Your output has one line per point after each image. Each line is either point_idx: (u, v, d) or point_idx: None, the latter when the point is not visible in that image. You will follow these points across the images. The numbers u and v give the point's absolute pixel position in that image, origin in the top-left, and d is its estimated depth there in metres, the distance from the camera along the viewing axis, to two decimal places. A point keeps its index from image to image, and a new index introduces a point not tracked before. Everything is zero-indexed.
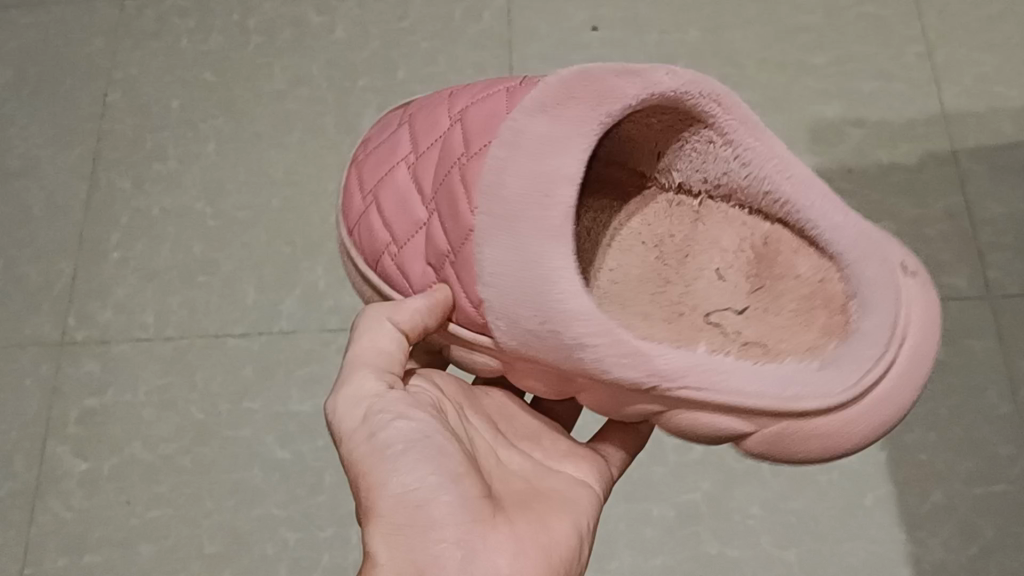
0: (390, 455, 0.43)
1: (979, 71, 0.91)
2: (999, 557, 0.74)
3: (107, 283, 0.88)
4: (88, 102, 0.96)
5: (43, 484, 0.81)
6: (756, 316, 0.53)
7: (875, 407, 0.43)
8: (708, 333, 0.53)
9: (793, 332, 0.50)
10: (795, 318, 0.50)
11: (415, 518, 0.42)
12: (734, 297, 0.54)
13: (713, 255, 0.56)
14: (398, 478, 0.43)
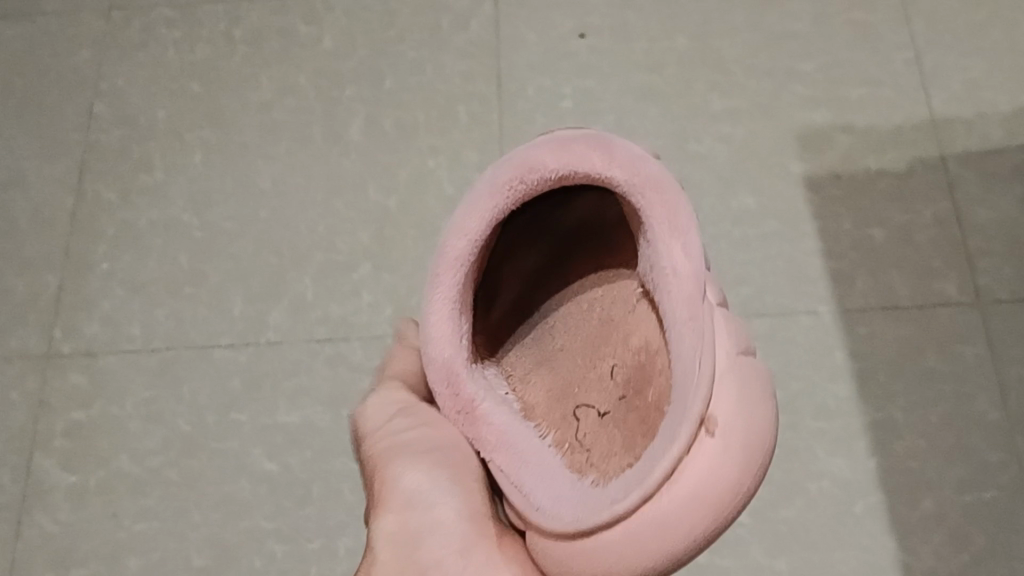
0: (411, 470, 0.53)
1: (967, 77, 0.90)
2: (989, 565, 0.73)
3: (93, 295, 0.87)
4: (74, 113, 0.96)
5: (28, 497, 0.80)
6: (606, 428, 0.52)
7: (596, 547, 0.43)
8: (562, 424, 0.53)
9: (616, 452, 0.49)
10: (628, 438, 0.50)
11: (421, 533, 0.51)
12: (607, 399, 0.53)
13: (618, 352, 0.54)
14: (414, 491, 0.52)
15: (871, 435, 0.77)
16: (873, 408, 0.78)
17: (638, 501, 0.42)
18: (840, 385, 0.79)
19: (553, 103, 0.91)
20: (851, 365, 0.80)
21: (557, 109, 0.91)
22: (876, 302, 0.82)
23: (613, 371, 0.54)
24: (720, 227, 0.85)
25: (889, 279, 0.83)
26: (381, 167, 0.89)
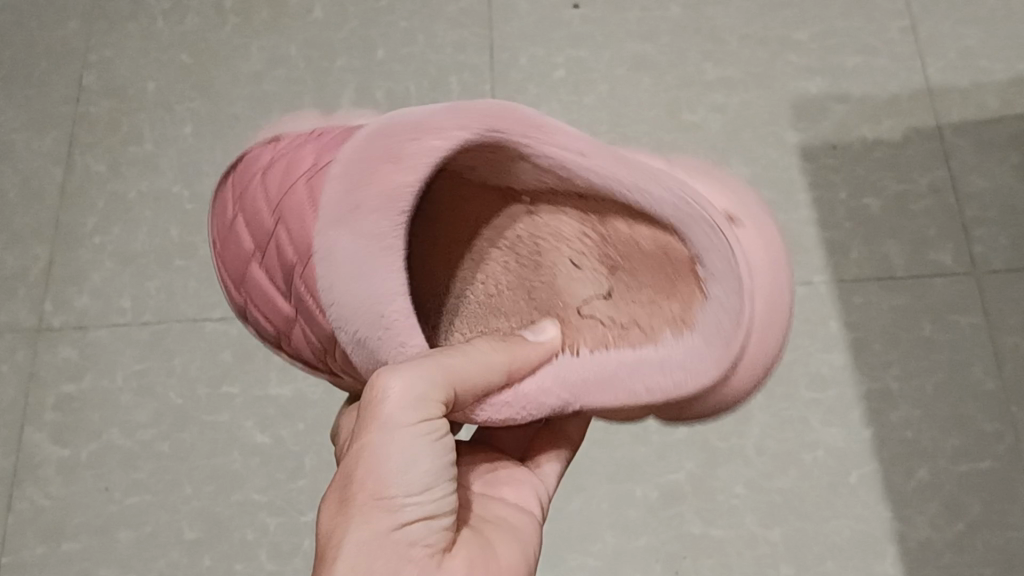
0: (404, 440, 0.36)
1: (963, 45, 0.90)
2: (985, 534, 0.73)
3: (84, 268, 0.87)
4: (64, 84, 0.95)
5: (19, 471, 0.80)
6: (622, 305, 0.43)
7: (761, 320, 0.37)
8: (580, 332, 0.44)
9: (658, 308, 0.41)
10: (657, 296, 0.41)
11: (397, 548, 0.35)
12: (597, 283, 0.44)
13: (561, 246, 0.45)
14: (396, 485, 0.35)
15: (865, 405, 0.77)
16: (867, 378, 0.78)
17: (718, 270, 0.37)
18: (834, 354, 0.79)
19: (545, 73, 0.91)
20: (846, 335, 0.79)
21: (550, 79, 0.90)
22: (871, 271, 0.81)
23: (570, 266, 0.45)
24: None
25: (884, 249, 0.82)
26: None
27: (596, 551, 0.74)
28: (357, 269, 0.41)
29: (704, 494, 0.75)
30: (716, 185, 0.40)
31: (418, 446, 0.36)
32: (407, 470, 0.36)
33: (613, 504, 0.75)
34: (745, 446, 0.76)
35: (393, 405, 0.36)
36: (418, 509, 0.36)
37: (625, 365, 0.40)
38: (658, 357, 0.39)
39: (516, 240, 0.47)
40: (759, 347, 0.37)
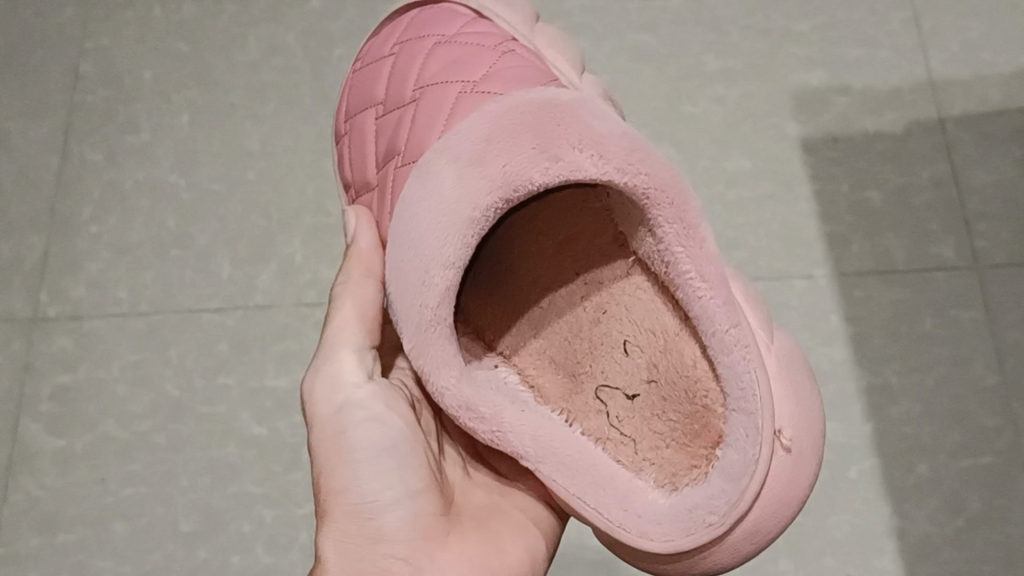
0: (347, 441, 0.43)
1: (967, 37, 0.89)
2: (985, 530, 0.73)
3: (79, 257, 0.86)
4: (59, 73, 0.94)
5: (14, 463, 0.79)
6: (640, 409, 0.51)
7: (747, 529, 0.41)
8: (591, 412, 0.52)
9: (670, 439, 0.48)
10: (675, 424, 0.48)
11: (371, 532, 0.43)
12: (631, 377, 0.53)
13: (624, 325, 0.53)
14: (353, 492, 0.43)
15: (865, 399, 0.77)
16: (867, 372, 0.77)
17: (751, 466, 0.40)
18: (835, 349, 0.78)
19: None
20: (847, 329, 0.79)
21: None
22: (872, 265, 0.81)
23: (623, 345, 0.53)
24: (715, 190, 0.84)
25: (885, 243, 0.82)
26: None
27: (594, 544, 0.73)
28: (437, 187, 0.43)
29: None
30: (795, 396, 0.42)
31: (358, 430, 0.44)
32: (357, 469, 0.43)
33: None
34: None
35: (322, 407, 0.45)
36: (383, 488, 0.43)
37: (614, 486, 0.44)
38: (636, 495, 0.44)
39: (599, 303, 0.55)
40: (731, 549, 0.42)
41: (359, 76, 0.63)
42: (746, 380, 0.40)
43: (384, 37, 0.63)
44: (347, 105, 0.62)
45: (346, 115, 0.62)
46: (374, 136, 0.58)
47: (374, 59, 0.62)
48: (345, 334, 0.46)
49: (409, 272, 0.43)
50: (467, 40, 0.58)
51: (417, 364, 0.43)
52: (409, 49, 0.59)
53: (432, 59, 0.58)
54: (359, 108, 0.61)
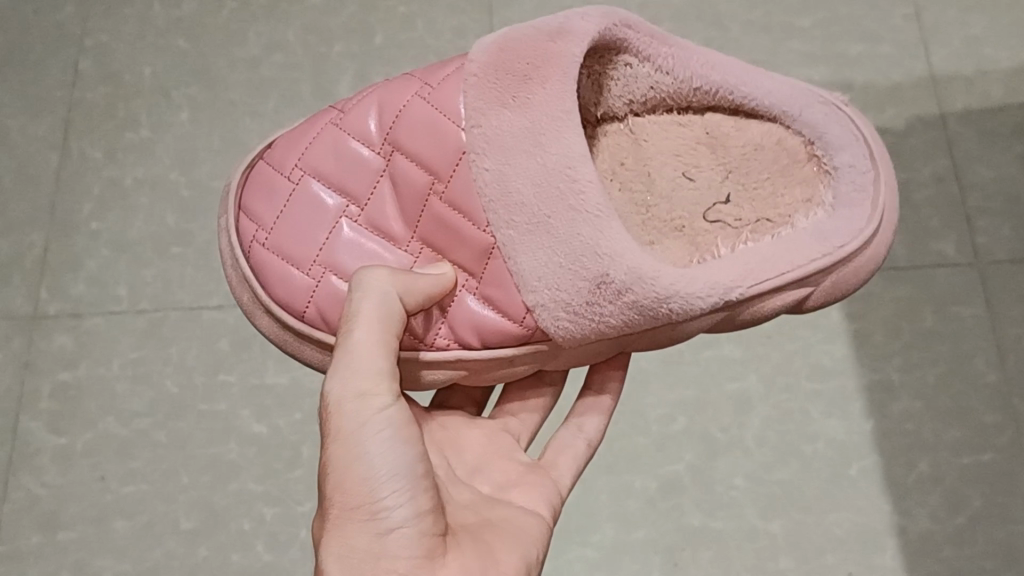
0: (354, 458, 0.41)
1: (968, 33, 0.89)
2: (986, 528, 0.72)
3: (79, 255, 0.86)
4: (59, 70, 0.94)
5: (15, 460, 0.79)
6: (749, 194, 0.52)
7: (882, 161, 0.48)
8: (718, 237, 0.52)
9: (777, 189, 0.51)
10: (771, 179, 0.52)
11: (370, 550, 0.41)
12: (711, 188, 0.53)
13: (670, 164, 0.54)
14: (362, 507, 0.41)
15: (866, 396, 0.76)
16: (869, 369, 0.77)
17: (848, 147, 0.48)
18: (836, 346, 0.78)
19: None
20: (847, 326, 0.79)
21: None
22: None
23: (683, 175, 0.54)
24: None
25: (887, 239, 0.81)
26: None
27: (595, 542, 0.73)
28: (541, 163, 0.46)
29: (703, 486, 0.74)
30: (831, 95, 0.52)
31: (378, 444, 0.42)
32: (373, 490, 0.41)
33: (612, 496, 0.74)
34: (744, 436, 0.75)
35: (335, 423, 0.42)
36: (384, 506, 0.41)
37: (790, 253, 0.46)
38: (811, 229, 0.47)
39: (639, 167, 0.54)
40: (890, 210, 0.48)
41: (257, 248, 0.48)
42: (792, 96, 0.50)
43: (235, 202, 0.50)
44: (268, 278, 0.48)
45: (278, 284, 0.47)
46: (362, 265, 0.48)
47: (260, 218, 0.49)
48: (371, 346, 0.43)
49: (552, 206, 0.46)
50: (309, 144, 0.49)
51: (607, 269, 0.44)
52: (312, 155, 0.49)
53: (358, 138, 0.49)
54: (303, 262, 0.48)
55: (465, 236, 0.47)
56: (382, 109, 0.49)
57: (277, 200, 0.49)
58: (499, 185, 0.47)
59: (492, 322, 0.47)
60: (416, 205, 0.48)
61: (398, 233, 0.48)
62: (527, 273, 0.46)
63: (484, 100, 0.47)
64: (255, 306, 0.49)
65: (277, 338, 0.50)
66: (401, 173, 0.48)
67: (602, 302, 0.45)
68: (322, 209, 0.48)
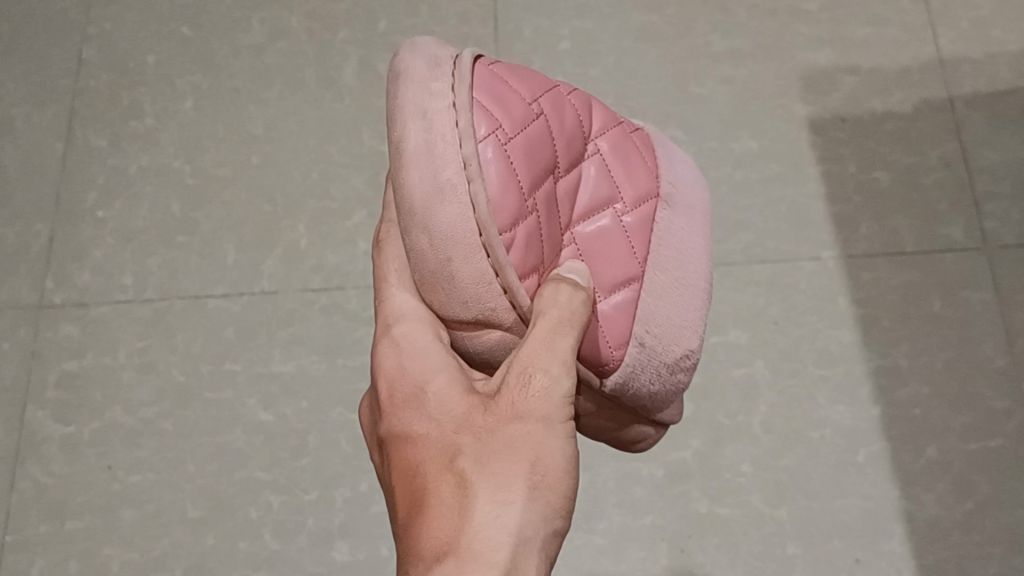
0: (547, 432, 0.36)
1: (975, 15, 0.88)
2: (994, 513, 0.72)
3: (84, 244, 0.86)
4: (63, 58, 0.94)
5: (23, 450, 0.79)
6: None
7: None
8: None
9: None
10: None
11: (540, 532, 0.35)
12: None
13: None
14: (550, 487, 0.35)
15: (873, 382, 0.76)
16: (876, 354, 0.77)
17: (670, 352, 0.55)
18: (843, 331, 0.78)
19: (550, 45, 0.90)
20: (854, 311, 0.78)
21: (555, 52, 0.89)
22: (881, 247, 0.80)
23: None
24: (721, 170, 0.83)
25: (894, 223, 0.81)
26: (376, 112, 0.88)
27: (601, 529, 0.73)
28: (698, 255, 0.46)
29: (710, 472, 0.74)
30: None
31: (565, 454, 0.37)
32: (563, 495, 0.36)
33: (618, 483, 0.74)
34: (751, 423, 0.75)
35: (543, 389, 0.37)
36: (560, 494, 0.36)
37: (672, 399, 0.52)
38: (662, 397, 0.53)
39: None
40: None
41: (489, 139, 0.36)
42: None
43: (467, 72, 0.37)
44: (496, 175, 0.36)
45: (500, 185, 0.36)
46: (547, 231, 0.39)
47: (492, 112, 0.37)
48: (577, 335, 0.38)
49: (694, 286, 0.45)
50: (531, 83, 0.41)
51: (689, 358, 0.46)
52: (547, 100, 0.41)
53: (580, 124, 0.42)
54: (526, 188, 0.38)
55: (616, 252, 0.42)
56: (592, 113, 0.43)
57: (514, 104, 0.38)
58: (673, 244, 0.44)
59: (599, 343, 0.42)
60: (601, 207, 0.42)
61: (567, 222, 0.41)
62: (647, 309, 0.43)
63: (663, 170, 0.45)
64: (449, 189, 0.35)
65: (446, 233, 0.35)
66: (602, 179, 0.42)
67: (666, 372, 0.45)
68: (548, 154, 0.39)
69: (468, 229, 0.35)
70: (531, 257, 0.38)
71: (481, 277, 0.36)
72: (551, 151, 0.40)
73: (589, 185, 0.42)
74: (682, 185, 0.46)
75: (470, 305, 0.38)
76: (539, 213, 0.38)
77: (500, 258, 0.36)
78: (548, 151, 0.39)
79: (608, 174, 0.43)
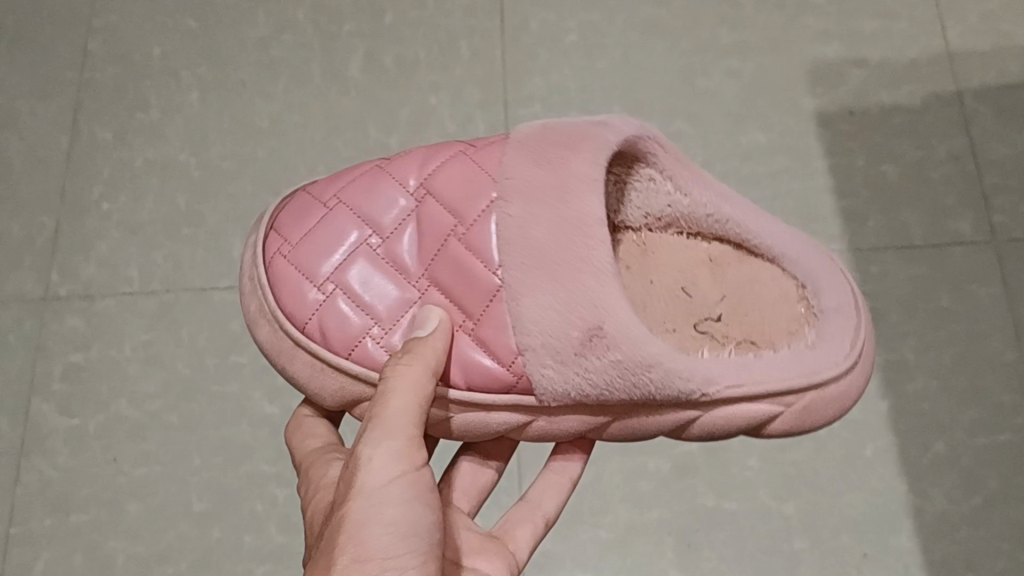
0: (366, 511, 0.40)
1: (985, 9, 0.88)
2: (1002, 508, 0.72)
3: (90, 237, 0.86)
4: (69, 50, 0.94)
5: (28, 443, 0.79)
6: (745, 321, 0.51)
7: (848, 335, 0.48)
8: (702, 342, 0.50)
9: (765, 320, 0.50)
10: (765, 309, 0.51)
11: None
12: (709, 301, 0.52)
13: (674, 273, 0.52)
14: (372, 560, 0.39)
15: (881, 376, 0.76)
16: (884, 348, 0.77)
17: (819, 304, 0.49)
18: None
19: (557, 38, 0.89)
20: None
21: (562, 45, 0.89)
22: (889, 240, 0.80)
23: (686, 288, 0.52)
24: (729, 164, 0.83)
25: (902, 217, 0.81)
26: (383, 104, 0.88)
27: (608, 523, 0.73)
28: (563, 227, 0.43)
29: (718, 466, 0.74)
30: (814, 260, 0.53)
31: (396, 511, 0.40)
32: (391, 560, 0.39)
33: (625, 477, 0.74)
34: None
35: (369, 468, 0.41)
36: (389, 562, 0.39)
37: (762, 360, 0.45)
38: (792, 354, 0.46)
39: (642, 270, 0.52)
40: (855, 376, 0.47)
41: (276, 259, 0.46)
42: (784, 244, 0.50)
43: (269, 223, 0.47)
44: (280, 288, 0.45)
45: (293, 288, 0.45)
46: (376, 296, 0.45)
47: (285, 235, 0.46)
48: (405, 407, 0.41)
49: (567, 265, 0.43)
50: (347, 178, 0.48)
51: (610, 328, 0.42)
52: (353, 188, 0.47)
53: (399, 181, 0.47)
54: (317, 278, 0.45)
55: (471, 276, 0.44)
56: (416, 162, 0.48)
57: (308, 215, 0.47)
58: (524, 231, 0.44)
59: (484, 367, 0.43)
60: (433, 242, 0.45)
61: (411, 272, 0.46)
62: (520, 307, 0.43)
63: (526, 154, 0.45)
64: (260, 317, 0.46)
65: (272, 350, 0.46)
66: (428, 216, 0.46)
67: (590, 359, 0.42)
68: (351, 228, 0.46)
69: (277, 338, 0.45)
70: (355, 328, 0.44)
71: (310, 366, 0.45)
72: (359, 226, 0.46)
73: (415, 230, 0.46)
74: (539, 163, 0.45)
75: (326, 388, 0.45)
76: (347, 293, 0.45)
77: (310, 347, 0.44)
78: (352, 228, 0.46)
79: (430, 207, 0.46)
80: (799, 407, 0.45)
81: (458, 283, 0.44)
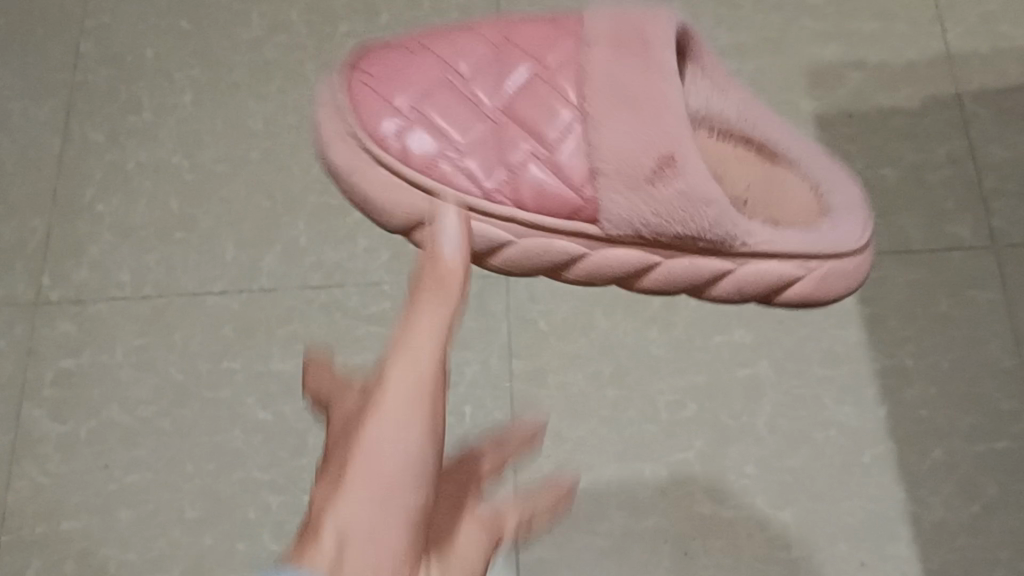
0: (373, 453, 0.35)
1: (984, 11, 0.87)
2: (1001, 516, 0.71)
3: (82, 240, 0.85)
4: (61, 52, 0.93)
5: (19, 449, 0.78)
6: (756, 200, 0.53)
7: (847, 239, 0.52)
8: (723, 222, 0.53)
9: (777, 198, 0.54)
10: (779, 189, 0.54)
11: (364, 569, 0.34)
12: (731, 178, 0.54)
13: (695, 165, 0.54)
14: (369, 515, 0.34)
15: (879, 382, 0.75)
16: (882, 354, 0.76)
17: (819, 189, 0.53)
18: (849, 331, 0.77)
19: None
20: (860, 311, 0.77)
21: None
22: (888, 245, 0.79)
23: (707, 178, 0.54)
24: None
25: (900, 221, 0.80)
26: None
27: (604, 530, 0.72)
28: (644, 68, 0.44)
29: (714, 473, 0.73)
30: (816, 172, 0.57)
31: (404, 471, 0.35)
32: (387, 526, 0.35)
33: (621, 483, 0.73)
34: (755, 424, 0.74)
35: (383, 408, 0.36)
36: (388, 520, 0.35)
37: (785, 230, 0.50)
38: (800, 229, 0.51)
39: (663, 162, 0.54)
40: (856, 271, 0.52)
41: (359, 84, 0.46)
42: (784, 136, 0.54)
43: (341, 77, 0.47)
44: (364, 105, 0.45)
45: (376, 114, 0.45)
46: (462, 127, 0.45)
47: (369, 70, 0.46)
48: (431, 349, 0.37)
49: (649, 94, 0.43)
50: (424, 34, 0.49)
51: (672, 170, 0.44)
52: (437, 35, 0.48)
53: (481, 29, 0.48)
54: (402, 100, 0.45)
55: (547, 108, 0.45)
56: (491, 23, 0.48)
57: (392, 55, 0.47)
58: (602, 71, 0.44)
59: (552, 183, 0.45)
60: (517, 75, 0.46)
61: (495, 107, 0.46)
62: (598, 138, 0.44)
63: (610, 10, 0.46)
64: (336, 137, 0.45)
65: (343, 177, 0.45)
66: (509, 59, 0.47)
67: (658, 187, 0.44)
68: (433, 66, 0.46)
69: (356, 159, 0.45)
70: (434, 147, 0.45)
71: (387, 182, 0.44)
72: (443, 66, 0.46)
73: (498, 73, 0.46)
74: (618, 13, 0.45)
75: (400, 209, 0.44)
76: (432, 119, 0.45)
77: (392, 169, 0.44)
78: (437, 64, 0.46)
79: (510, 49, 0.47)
80: (819, 273, 0.50)
81: (536, 115, 0.45)
